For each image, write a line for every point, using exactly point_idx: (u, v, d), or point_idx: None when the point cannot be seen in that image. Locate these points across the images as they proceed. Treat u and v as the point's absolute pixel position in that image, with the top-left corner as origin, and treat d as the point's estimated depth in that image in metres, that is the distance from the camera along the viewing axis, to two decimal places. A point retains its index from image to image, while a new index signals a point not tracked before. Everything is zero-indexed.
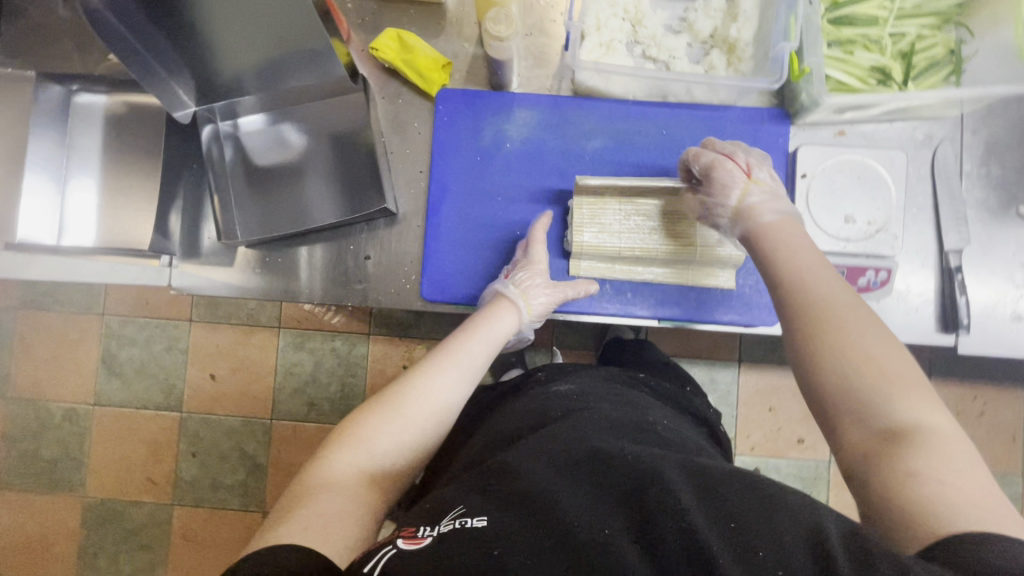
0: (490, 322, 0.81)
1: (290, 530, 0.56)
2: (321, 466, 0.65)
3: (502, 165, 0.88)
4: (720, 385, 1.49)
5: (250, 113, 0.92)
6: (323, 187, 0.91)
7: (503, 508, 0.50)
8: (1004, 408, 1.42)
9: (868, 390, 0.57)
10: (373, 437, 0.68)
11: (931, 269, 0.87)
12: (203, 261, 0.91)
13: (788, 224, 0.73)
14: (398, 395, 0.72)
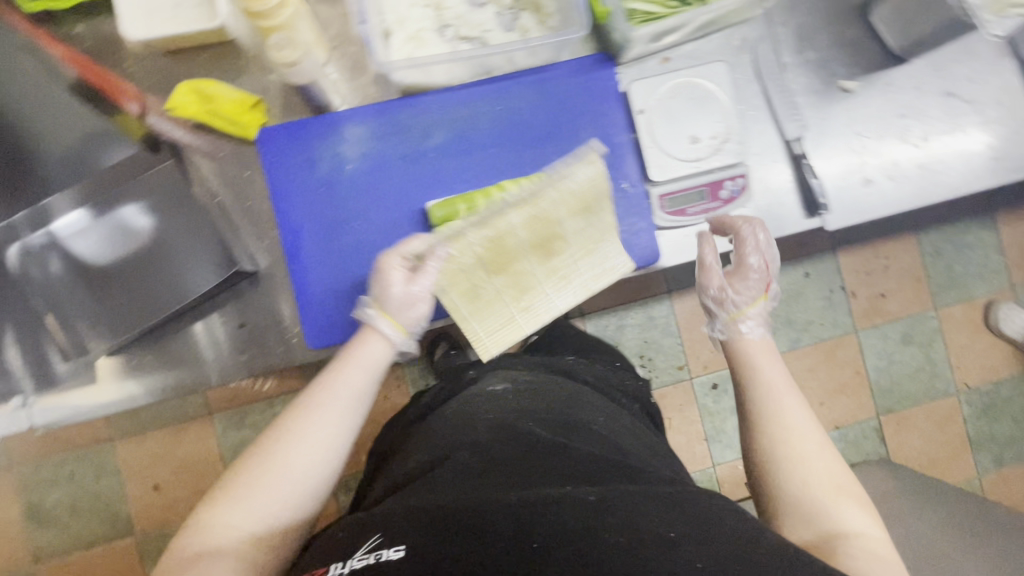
0: (360, 355, 0.75)
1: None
2: (196, 533, 0.63)
3: (348, 188, 0.83)
4: (659, 319, 1.54)
5: (66, 211, 0.82)
6: (173, 268, 0.82)
7: (416, 536, 0.56)
8: (905, 257, 1.55)
9: (822, 499, 0.63)
10: (247, 503, 0.64)
11: (784, 161, 0.90)
12: (63, 390, 0.86)
13: (765, 345, 0.75)
14: (267, 461, 0.66)
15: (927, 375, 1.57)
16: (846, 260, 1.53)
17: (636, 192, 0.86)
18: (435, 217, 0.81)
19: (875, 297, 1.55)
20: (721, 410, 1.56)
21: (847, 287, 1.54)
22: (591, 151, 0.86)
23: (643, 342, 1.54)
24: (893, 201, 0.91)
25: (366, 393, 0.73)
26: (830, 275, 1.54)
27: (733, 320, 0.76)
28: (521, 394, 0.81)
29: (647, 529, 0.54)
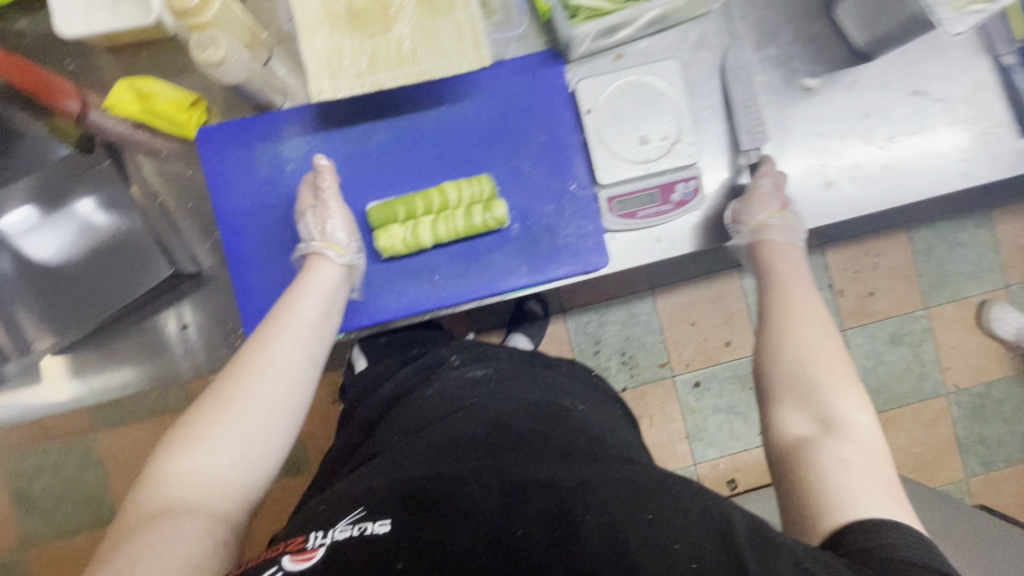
0: (314, 282, 0.74)
1: (176, 529, 0.55)
2: (151, 482, 0.59)
3: (289, 189, 0.82)
4: (642, 317, 1.51)
5: (11, 208, 0.81)
6: (121, 268, 0.82)
7: (404, 513, 0.52)
8: (897, 255, 1.50)
9: (821, 379, 0.65)
10: (217, 441, 0.61)
11: (738, 164, 0.87)
12: (13, 388, 0.86)
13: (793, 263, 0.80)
14: (216, 408, 0.62)
15: (915, 375, 1.53)
16: (836, 258, 1.50)
17: (584, 194, 0.83)
18: (374, 220, 0.80)
19: (864, 296, 1.51)
20: (704, 407, 1.54)
21: (836, 286, 1.50)
22: (537, 151, 0.83)
23: (625, 339, 1.52)
24: (855, 205, 0.88)
25: (326, 318, 0.72)
26: (820, 272, 1.49)
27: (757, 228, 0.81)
28: (498, 378, 0.80)
29: (634, 501, 0.52)
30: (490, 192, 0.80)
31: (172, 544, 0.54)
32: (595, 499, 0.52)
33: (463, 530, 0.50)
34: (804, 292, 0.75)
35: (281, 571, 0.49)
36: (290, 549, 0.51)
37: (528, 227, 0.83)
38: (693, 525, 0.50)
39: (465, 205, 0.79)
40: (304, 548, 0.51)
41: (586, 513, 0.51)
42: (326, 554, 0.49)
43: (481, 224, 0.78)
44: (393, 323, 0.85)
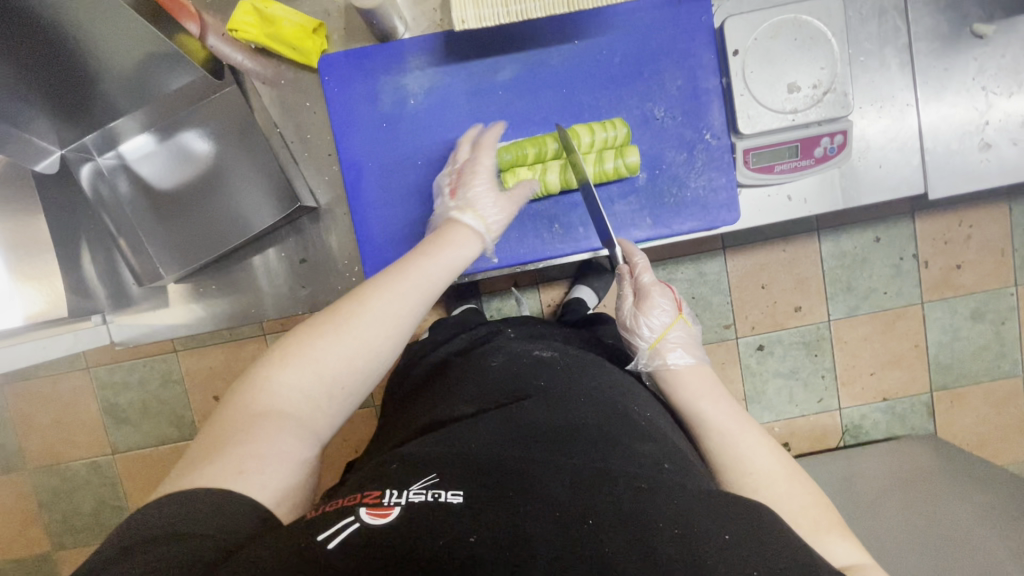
0: (450, 243, 0.68)
1: (277, 444, 0.52)
2: (256, 390, 0.55)
3: (410, 126, 0.80)
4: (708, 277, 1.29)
5: (133, 136, 0.86)
6: (243, 195, 0.84)
7: (479, 486, 0.47)
8: (994, 227, 1.27)
9: (804, 522, 0.55)
10: (332, 375, 0.58)
11: (890, 117, 0.81)
12: (139, 308, 0.90)
13: (698, 374, 0.71)
14: (338, 341, 0.58)
15: (992, 354, 1.33)
16: (926, 225, 1.27)
17: (719, 144, 0.78)
18: (504, 161, 0.77)
19: (950, 268, 1.29)
20: (765, 372, 1.33)
21: (921, 256, 1.28)
22: (673, 96, 0.78)
23: (690, 299, 1.31)
24: (1011, 169, 0.81)
25: (451, 279, 0.67)
26: (903, 241, 1.27)
27: (657, 350, 0.74)
28: (564, 358, 0.75)
29: (721, 511, 0.47)
30: (624, 137, 0.76)
31: (274, 458, 0.51)
32: (673, 502, 0.47)
33: (543, 516, 0.44)
34: (713, 403, 0.67)
35: (356, 524, 0.43)
36: (366, 502, 0.46)
37: (655, 176, 0.79)
38: (782, 543, 0.45)
39: (596, 150, 0.76)
40: (381, 504, 0.45)
41: (665, 518, 0.45)
42: (402, 514, 0.44)
43: (613, 171, 0.76)
44: (508, 269, 0.84)
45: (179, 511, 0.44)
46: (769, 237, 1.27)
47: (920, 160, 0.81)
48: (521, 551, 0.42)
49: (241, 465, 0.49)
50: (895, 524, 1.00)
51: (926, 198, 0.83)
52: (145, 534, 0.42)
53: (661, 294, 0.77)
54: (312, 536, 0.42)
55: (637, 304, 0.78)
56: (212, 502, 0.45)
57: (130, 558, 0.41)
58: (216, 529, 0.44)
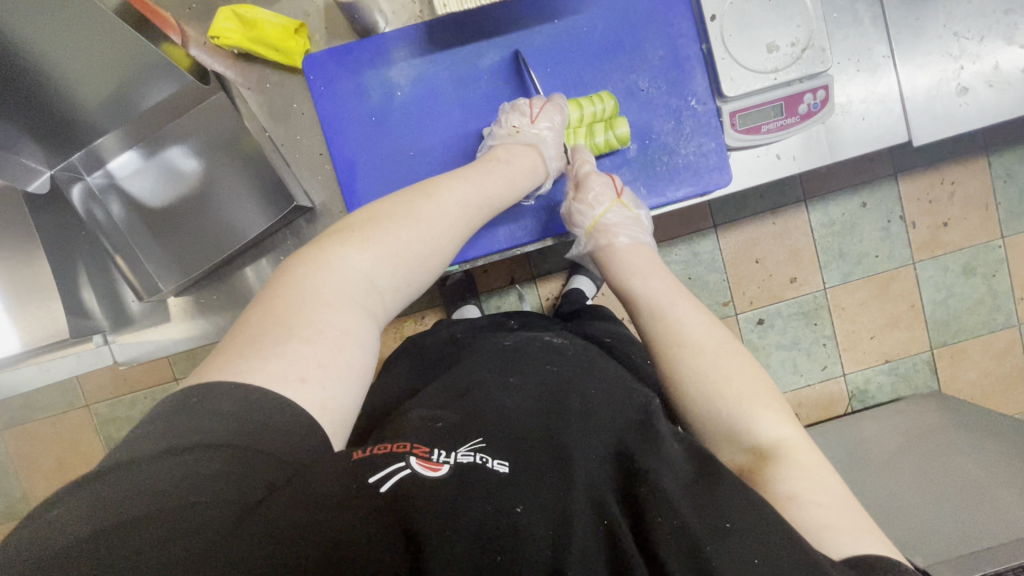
0: (516, 160, 0.73)
1: (349, 338, 0.53)
2: (329, 269, 0.55)
3: (399, 117, 0.80)
4: (704, 256, 1.30)
5: (119, 156, 0.86)
6: (235, 202, 0.84)
7: (525, 457, 0.47)
8: (974, 181, 1.29)
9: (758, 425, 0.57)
10: (403, 267, 0.60)
11: (868, 71, 0.82)
12: (140, 327, 0.88)
13: (634, 252, 0.76)
14: (418, 234, 0.62)
15: (988, 307, 1.34)
16: (908, 186, 1.29)
17: (705, 110, 0.80)
18: (571, 119, 0.77)
19: (937, 226, 1.31)
20: (768, 344, 1.33)
21: (908, 216, 1.30)
22: (656, 66, 0.79)
23: (687, 280, 1.31)
24: (990, 110, 0.83)
25: (511, 193, 0.72)
26: (889, 203, 1.29)
27: (593, 233, 0.77)
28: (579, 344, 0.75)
29: (736, 501, 0.47)
30: (613, 109, 0.77)
31: (343, 358, 0.51)
32: (691, 495, 0.47)
33: (576, 494, 0.45)
34: (683, 317, 0.66)
35: (405, 471, 0.44)
36: (415, 453, 0.46)
37: (645, 146, 0.80)
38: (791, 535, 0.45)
39: (586, 124, 0.77)
40: (430, 458, 0.46)
41: (683, 509, 0.45)
42: (451, 472, 0.45)
43: (604, 144, 0.78)
44: (509, 253, 0.84)
45: (237, 409, 0.43)
46: (758, 212, 1.29)
47: (902, 109, 0.83)
48: (560, 524, 0.43)
49: (301, 374, 0.48)
50: (909, 483, 0.98)
51: (912, 145, 0.85)
52: (201, 432, 0.41)
53: (598, 179, 0.77)
54: (364, 478, 0.42)
55: (575, 193, 0.78)
56: (272, 407, 0.44)
57: (182, 457, 0.39)
58: (268, 449, 0.42)
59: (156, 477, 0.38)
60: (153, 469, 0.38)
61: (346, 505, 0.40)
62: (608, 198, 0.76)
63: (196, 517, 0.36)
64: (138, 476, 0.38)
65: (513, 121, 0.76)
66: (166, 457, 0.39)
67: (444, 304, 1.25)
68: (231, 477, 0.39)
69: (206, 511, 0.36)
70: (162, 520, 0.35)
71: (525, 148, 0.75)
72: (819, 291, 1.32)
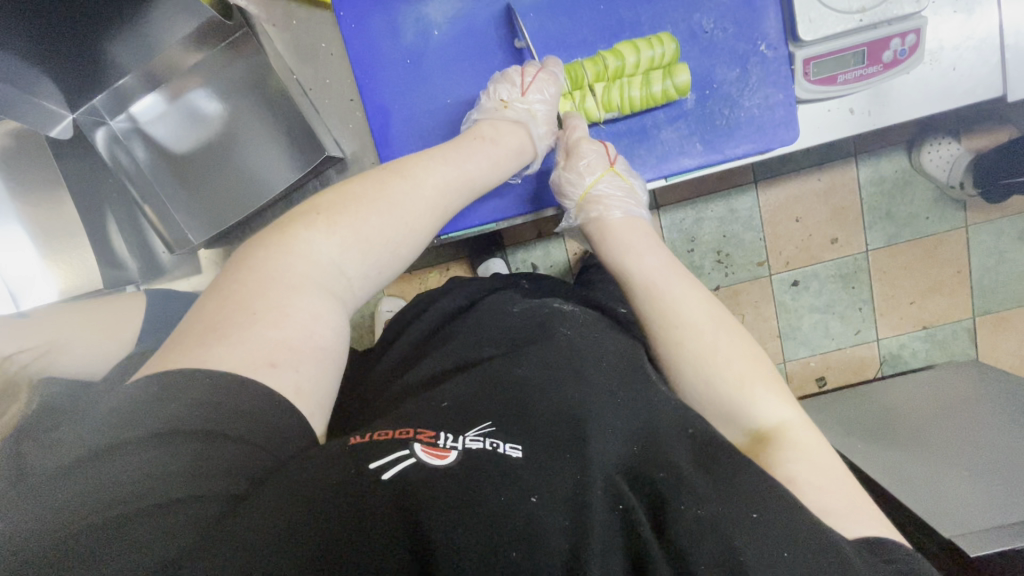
0: (503, 140, 0.68)
1: (315, 331, 0.46)
2: (295, 253, 0.49)
3: (436, 60, 0.74)
4: (741, 214, 1.22)
5: (142, 97, 0.82)
6: (265, 150, 0.80)
7: (539, 440, 0.42)
8: None
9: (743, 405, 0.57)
10: (375, 253, 0.54)
11: (965, 12, 0.72)
12: (172, 277, 0.91)
13: (628, 226, 0.69)
14: (391, 221, 0.55)
15: None
16: (971, 141, 1.18)
17: (775, 56, 0.72)
18: None
19: None
20: (800, 306, 1.28)
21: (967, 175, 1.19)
22: (723, 5, 0.71)
23: (721, 238, 1.24)
24: None
25: (496, 174, 0.67)
26: None
27: (585, 204, 0.72)
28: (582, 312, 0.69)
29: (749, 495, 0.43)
30: (674, 53, 0.70)
31: (315, 343, 0.46)
32: (707, 486, 0.43)
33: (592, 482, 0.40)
34: (639, 257, 0.65)
35: (410, 459, 0.39)
36: (420, 439, 0.41)
37: (705, 98, 0.73)
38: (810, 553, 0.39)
39: (643, 70, 0.69)
40: (436, 445, 0.41)
41: (694, 500, 0.41)
42: (460, 459, 0.39)
43: (661, 94, 0.70)
44: (550, 212, 0.80)
45: (203, 398, 0.37)
46: (804, 166, 1.20)
47: (1000, 58, 0.73)
48: (576, 518, 0.37)
49: (273, 357, 0.42)
50: (946, 449, 0.94)
51: (1007, 99, 0.75)
52: (174, 419, 0.36)
53: (590, 146, 0.71)
54: (363, 466, 0.38)
55: (567, 161, 0.73)
56: (236, 391, 0.38)
57: (152, 450, 0.34)
58: (246, 437, 0.37)
59: (119, 474, 0.32)
60: (123, 465, 0.33)
61: (348, 499, 0.35)
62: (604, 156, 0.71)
63: (177, 518, 0.31)
64: (99, 474, 0.32)
65: (503, 94, 0.70)
66: (135, 449, 0.34)
67: (468, 256, 1.20)
68: (202, 474, 0.34)
69: (188, 510, 0.32)
70: (137, 521, 0.30)
71: (513, 125, 0.70)
72: (861, 252, 1.25)
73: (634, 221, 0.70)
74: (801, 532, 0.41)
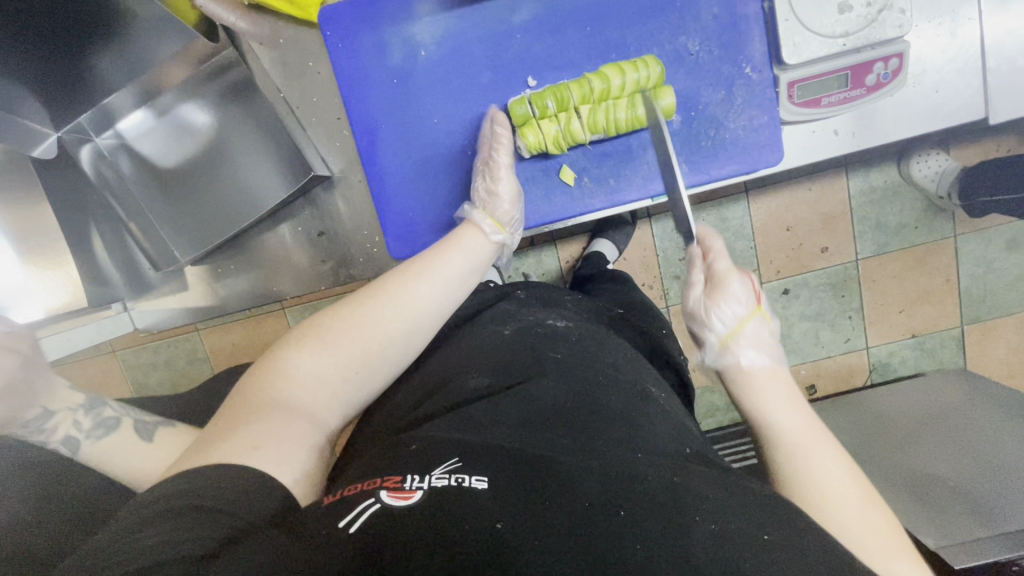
0: (469, 241, 0.68)
1: (302, 433, 0.48)
2: (278, 375, 0.52)
3: (422, 79, 0.74)
4: (732, 223, 1.23)
5: (129, 113, 0.82)
6: (252, 168, 0.80)
7: (510, 471, 0.41)
8: None
9: (849, 532, 0.46)
10: (353, 367, 0.55)
11: (948, 35, 0.73)
12: (156, 295, 0.90)
13: (773, 378, 0.58)
14: (366, 336, 0.56)
15: None
16: (960, 153, 1.18)
17: (760, 79, 0.72)
18: (517, 115, 0.72)
19: None
20: (791, 315, 1.29)
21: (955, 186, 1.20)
22: (708, 27, 0.71)
23: None
24: None
25: (470, 273, 0.66)
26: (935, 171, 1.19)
27: (726, 347, 0.63)
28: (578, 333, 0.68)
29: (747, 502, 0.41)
30: (659, 77, 0.70)
31: (293, 450, 0.47)
32: (699, 496, 0.41)
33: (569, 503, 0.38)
34: (783, 410, 0.54)
35: (376, 505, 0.38)
36: (386, 486, 0.41)
37: (691, 119, 0.73)
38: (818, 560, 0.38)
39: (629, 93, 0.70)
40: (401, 487, 0.40)
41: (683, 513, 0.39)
42: (423, 498, 0.39)
43: (647, 116, 0.70)
44: (537, 230, 0.80)
45: (189, 485, 0.39)
46: (796, 176, 1.20)
47: (982, 81, 0.73)
48: (550, 538, 0.36)
49: (257, 440, 0.45)
50: (933, 461, 0.94)
51: (986, 121, 0.76)
52: (171, 494, 0.38)
53: (737, 282, 0.65)
54: (334, 523, 0.37)
55: (706, 292, 0.67)
56: (221, 474, 0.41)
57: (136, 534, 0.35)
58: (229, 502, 0.38)
59: (119, 549, 0.34)
60: (113, 546, 0.34)
61: (329, 549, 0.35)
62: (749, 296, 0.65)
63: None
64: (96, 557, 0.34)
65: (470, 187, 0.74)
66: (127, 531, 0.35)
67: None
68: (183, 539, 0.35)
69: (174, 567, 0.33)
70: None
71: (478, 221, 0.71)
72: (851, 261, 1.26)
73: (779, 373, 0.59)
74: (808, 544, 0.39)
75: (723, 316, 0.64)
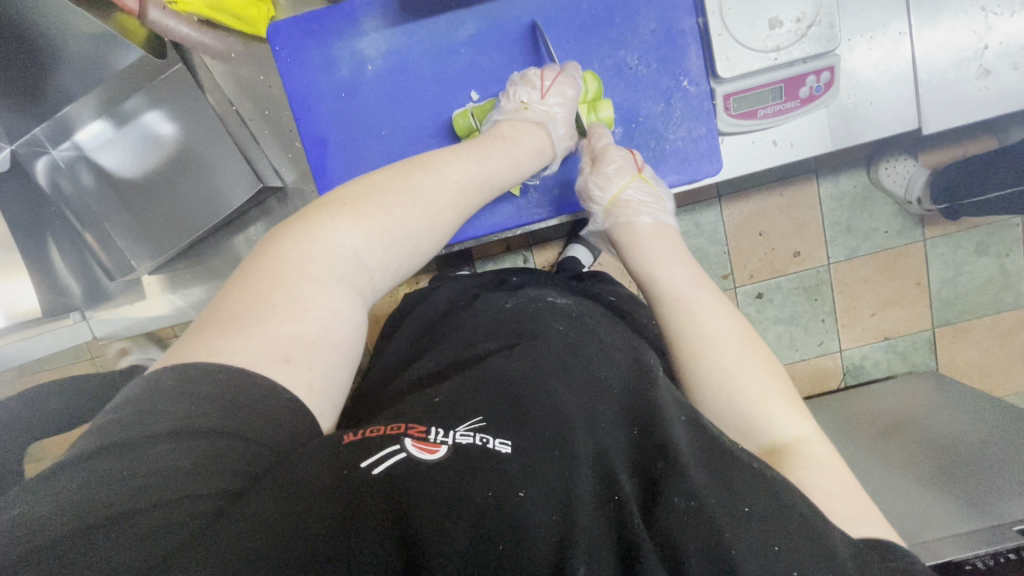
0: (524, 140, 0.68)
1: (342, 314, 0.48)
2: (320, 245, 0.49)
3: (370, 93, 0.76)
4: (705, 227, 1.25)
5: (85, 126, 0.84)
6: (204, 178, 0.82)
7: (530, 432, 0.40)
8: None
9: (762, 421, 0.54)
10: (396, 248, 0.54)
11: (879, 48, 0.75)
12: (115, 304, 0.91)
13: (656, 235, 0.69)
14: (414, 215, 0.55)
15: (997, 288, 1.29)
16: (925, 159, 1.21)
17: (697, 92, 0.74)
18: (460, 127, 0.74)
19: None
20: (765, 319, 1.31)
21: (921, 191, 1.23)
22: (646, 42, 0.73)
23: None
24: (1012, 96, 0.75)
25: (517, 172, 0.67)
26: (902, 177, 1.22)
27: (612, 211, 0.71)
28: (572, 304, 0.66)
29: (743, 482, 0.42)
30: (595, 91, 0.73)
31: (330, 341, 0.46)
32: (696, 472, 0.41)
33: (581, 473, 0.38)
34: (670, 274, 0.64)
35: (401, 455, 0.38)
36: (411, 434, 0.40)
37: (631, 131, 0.76)
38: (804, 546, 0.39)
39: None
40: (427, 439, 0.40)
41: (679, 491, 0.39)
42: (449, 455, 0.38)
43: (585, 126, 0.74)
44: (486, 240, 0.81)
45: (215, 393, 0.38)
46: (766, 181, 1.23)
47: (914, 92, 0.76)
48: (567, 507, 0.36)
49: (288, 353, 0.43)
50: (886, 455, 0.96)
51: (921, 132, 0.78)
52: (188, 419, 0.36)
53: (618, 152, 0.71)
54: (354, 462, 0.37)
55: (593, 168, 0.72)
56: (241, 380, 0.39)
57: (164, 444, 0.35)
58: (261, 437, 0.37)
59: (129, 469, 0.33)
60: (123, 464, 0.33)
61: (348, 500, 0.35)
62: (631, 162, 0.71)
63: (181, 508, 0.32)
64: (116, 465, 0.33)
65: (523, 96, 0.70)
66: (149, 444, 0.35)
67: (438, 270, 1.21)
68: (202, 468, 0.34)
69: (193, 505, 0.32)
70: (126, 520, 0.31)
71: (533, 127, 0.70)
72: (823, 265, 1.28)
73: (665, 229, 0.69)
74: (796, 525, 0.40)
75: (612, 186, 0.70)
